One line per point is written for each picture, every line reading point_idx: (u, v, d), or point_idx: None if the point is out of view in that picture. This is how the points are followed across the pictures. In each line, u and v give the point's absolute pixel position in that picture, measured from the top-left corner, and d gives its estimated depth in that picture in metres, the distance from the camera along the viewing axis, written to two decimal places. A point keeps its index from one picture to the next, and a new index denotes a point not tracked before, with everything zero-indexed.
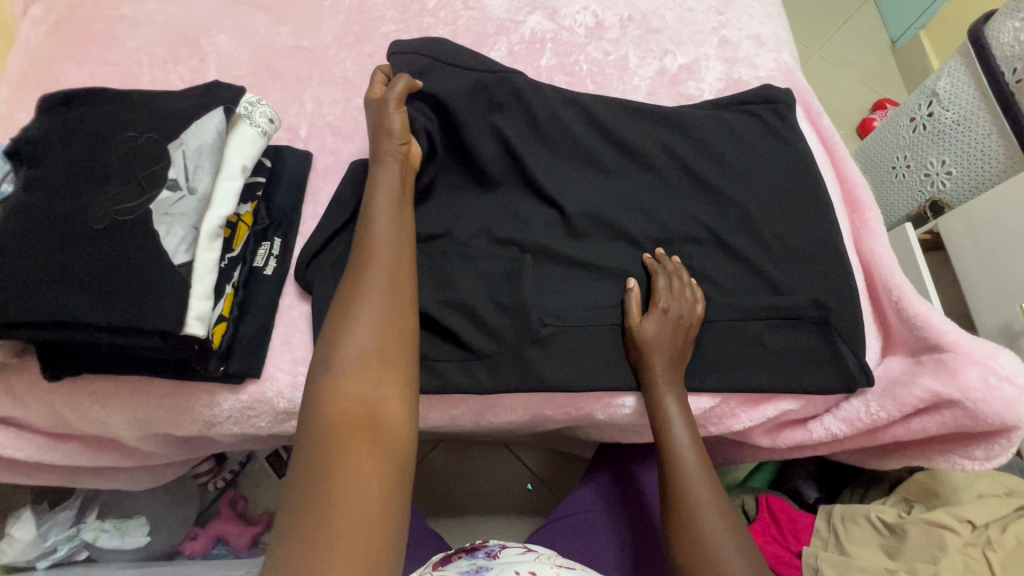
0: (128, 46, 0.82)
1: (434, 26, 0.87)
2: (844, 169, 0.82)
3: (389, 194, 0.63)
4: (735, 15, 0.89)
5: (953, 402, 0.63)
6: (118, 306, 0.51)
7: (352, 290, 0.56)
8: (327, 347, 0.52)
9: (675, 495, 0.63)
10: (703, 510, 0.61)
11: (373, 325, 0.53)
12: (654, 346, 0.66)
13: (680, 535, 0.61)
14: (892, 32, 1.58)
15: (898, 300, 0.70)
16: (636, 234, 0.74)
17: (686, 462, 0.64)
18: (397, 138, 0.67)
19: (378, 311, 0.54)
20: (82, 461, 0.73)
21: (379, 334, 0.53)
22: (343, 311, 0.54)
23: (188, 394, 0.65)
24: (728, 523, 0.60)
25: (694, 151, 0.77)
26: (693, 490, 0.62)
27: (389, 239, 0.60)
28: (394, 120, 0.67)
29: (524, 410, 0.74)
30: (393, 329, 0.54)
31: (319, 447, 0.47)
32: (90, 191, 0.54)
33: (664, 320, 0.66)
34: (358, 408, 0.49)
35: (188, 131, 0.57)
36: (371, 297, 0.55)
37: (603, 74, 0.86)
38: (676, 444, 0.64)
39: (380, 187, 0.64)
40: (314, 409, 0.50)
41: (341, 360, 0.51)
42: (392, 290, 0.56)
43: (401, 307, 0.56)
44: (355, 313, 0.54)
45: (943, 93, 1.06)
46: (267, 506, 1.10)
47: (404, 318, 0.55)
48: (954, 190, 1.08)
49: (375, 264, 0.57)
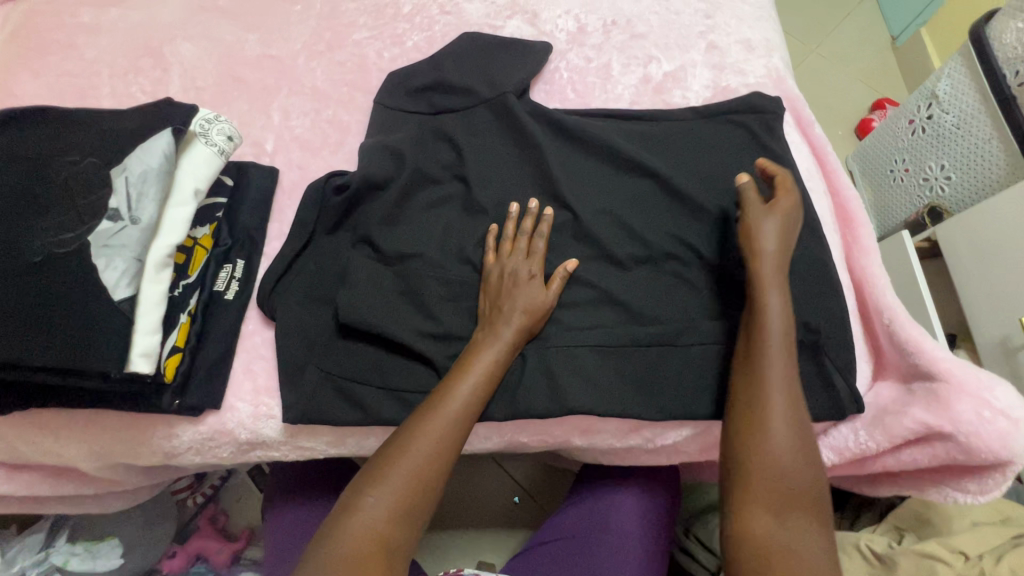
0: (88, 55, 0.79)
1: (409, 32, 0.83)
2: (836, 181, 0.78)
3: (488, 367, 0.62)
4: (724, 19, 0.85)
5: (945, 435, 0.59)
6: (58, 346, 0.48)
7: (410, 429, 0.59)
8: (351, 504, 0.56)
9: (753, 400, 0.56)
10: (776, 423, 0.54)
11: (398, 495, 0.56)
12: (767, 236, 0.61)
13: (744, 443, 0.55)
14: (894, 29, 1.53)
15: (890, 324, 0.66)
16: (617, 252, 0.71)
17: (773, 365, 0.56)
18: (516, 326, 0.63)
19: (407, 482, 0.56)
20: (41, 491, 0.71)
21: (414, 481, 0.56)
22: (377, 473, 0.57)
23: (145, 425, 0.63)
24: (802, 449, 0.54)
25: (679, 164, 0.74)
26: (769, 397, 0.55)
27: (463, 402, 0.60)
28: (517, 321, 0.64)
29: (499, 438, 0.72)
30: (429, 477, 0.57)
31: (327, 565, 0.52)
32: (26, 222, 0.50)
33: (787, 216, 0.63)
34: (374, 552, 0.53)
35: (132, 156, 0.53)
36: (418, 445, 0.58)
37: (584, 83, 0.83)
38: (771, 344, 0.56)
39: (479, 358, 0.62)
40: (337, 525, 0.55)
41: (384, 485, 0.56)
42: (442, 444, 0.58)
43: (435, 481, 0.58)
44: (388, 478, 0.56)
45: (943, 95, 1.03)
46: (248, 522, 1.09)
47: (430, 490, 0.57)
48: (954, 196, 1.04)
49: (437, 416, 0.59)
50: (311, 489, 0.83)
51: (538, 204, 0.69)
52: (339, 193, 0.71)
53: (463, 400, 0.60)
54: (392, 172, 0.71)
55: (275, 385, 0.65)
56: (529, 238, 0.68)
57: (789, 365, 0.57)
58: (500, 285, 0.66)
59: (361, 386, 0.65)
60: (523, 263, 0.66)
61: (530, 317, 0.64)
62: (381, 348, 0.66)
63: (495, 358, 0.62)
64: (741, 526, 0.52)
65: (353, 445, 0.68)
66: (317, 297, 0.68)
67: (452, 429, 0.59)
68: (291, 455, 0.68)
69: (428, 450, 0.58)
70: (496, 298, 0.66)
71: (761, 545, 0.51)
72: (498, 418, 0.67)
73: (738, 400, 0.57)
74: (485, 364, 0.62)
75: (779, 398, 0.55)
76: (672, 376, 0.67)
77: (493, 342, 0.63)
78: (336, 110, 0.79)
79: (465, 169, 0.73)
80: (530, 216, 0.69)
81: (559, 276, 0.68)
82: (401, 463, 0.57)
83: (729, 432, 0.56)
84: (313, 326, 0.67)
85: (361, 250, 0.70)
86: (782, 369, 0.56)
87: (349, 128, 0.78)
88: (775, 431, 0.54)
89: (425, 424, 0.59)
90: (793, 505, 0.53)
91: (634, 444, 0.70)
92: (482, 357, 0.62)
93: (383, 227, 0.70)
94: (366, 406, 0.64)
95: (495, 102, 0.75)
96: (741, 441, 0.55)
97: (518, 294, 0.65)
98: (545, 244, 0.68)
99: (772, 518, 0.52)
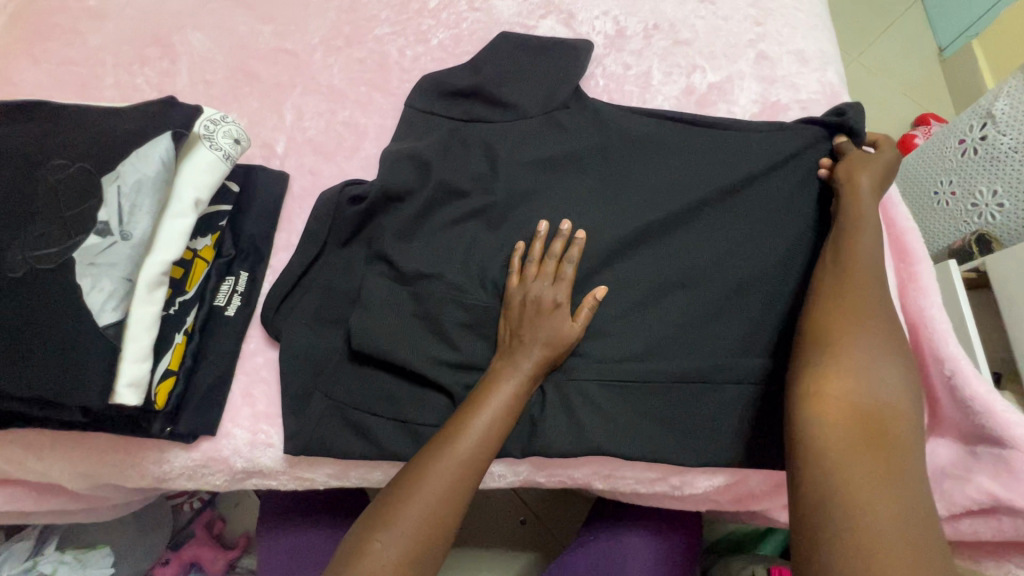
0: (92, 43, 0.74)
1: (434, 29, 0.77)
2: (892, 211, 0.71)
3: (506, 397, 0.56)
4: (776, 27, 0.78)
5: (1015, 510, 0.54)
6: (35, 375, 0.43)
7: (425, 458, 0.54)
8: (355, 552, 0.50)
9: (840, 294, 0.53)
10: (866, 316, 0.51)
11: (409, 542, 0.50)
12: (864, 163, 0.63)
13: (827, 332, 0.51)
14: (941, 39, 1.44)
15: (952, 376, 0.59)
16: (652, 279, 0.65)
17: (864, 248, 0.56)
18: (539, 352, 0.58)
19: (420, 525, 0.51)
20: (25, 506, 0.67)
21: (429, 512, 0.51)
22: (385, 516, 0.51)
23: (135, 449, 0.58)
24: (895, 347, 0.50)
25: (733, 181, 0.66)
26: (859, 295, 0.53)
27: (481, 435, 0.54)
28: (536, 351, 0.58)
29: (514, 476, 0.66)
30: (444, 504, 0.52)
31: None
32: (7, 233, 0.45)
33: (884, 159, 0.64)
34: None
35: (126, 163, 0.48)
36: (433, 478, 0.52)
37: (621, 91, 0.76)
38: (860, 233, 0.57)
39: (496, 390, 0.56)
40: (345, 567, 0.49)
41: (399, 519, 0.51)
42: (457, 476, 0.53)
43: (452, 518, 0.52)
44: (397, 522, 0.50)
45: (1000, 115, 0.95)
46: (245, 528, 1.04)
47: (443, 525, 0.52)
48: (1006, 224, 0.95)
49: (457, 444, 0.54)
50: (307, 509, 0.77)
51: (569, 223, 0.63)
52: (354, 203, 0.65)
53: (480, 436, 0.54)
54: (413, 182, 0.66)
55: (275, 411, 0.60)
56: (557, 262, 0.62)
57: (876, 268, 0.55)
58: (521, 314, 0.60)
59: (370, 416, 0.59)
60: (549, 289, 0.60)
61: (548, 352, 0.58)
62: (392, 374, 0.61)
63: (513, 393, 0.56)
64: (818, 404, 0.48)
65: (357, 478, 0.63)
66: (324, 317, 0.62)
67: (469, 464, 0.54)
68: (289, 485, 0.63)
69: (438, 492, 0.52)
70: (518, 323, 0.60)
71: (843, 427, 0.46)
72: (515, 455, 0.62)
73: (819, 298, 0.55)
74: (502, 398, 0.56)
75: (869, 293, 0.53)
76: (704, 422, 0.61)
77: (513, 370, 0.57)
78: (353, 112, 0.73)
79: (493, 182, 0.67)
80: (561, 237, 0.63)
81: (589, 304, 0.61)
82: (413, 505, 0.51)
83: (811, 325, 0.53)
84: (318, 349, 0.61)
85: (375, 267, 0.64)
86: (872, 272, 0.54)
87: (366, 132, 0.72)
88: (865, 322, 0.51)
89: (440, 458, 0.53)
90: (881, 392, 0.48)
91: (660, 490, 0.65)
92: (501, 381, 0.57)
93: (399, 243, 0.64)
94: (374, 439, 0.59)
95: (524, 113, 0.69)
96: (820, 330, 0.52)
97: (542, 325, 0.59)
98: (574, 270, 0.62)
99: (858, 399, 0.47)
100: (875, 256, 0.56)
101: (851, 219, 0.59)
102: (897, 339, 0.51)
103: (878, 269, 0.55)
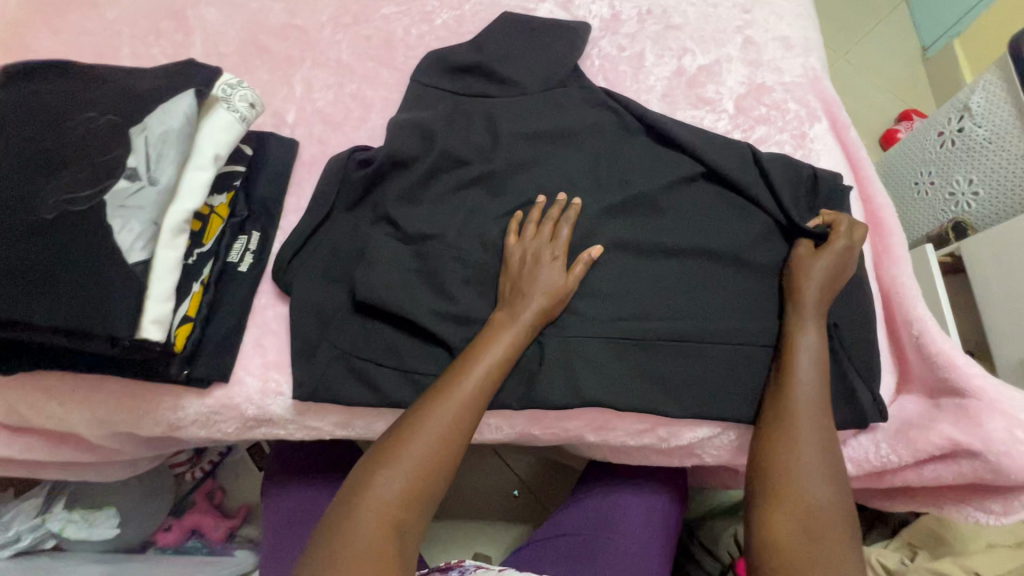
0: (108, 15, 0.77)
1: (438, 9, 0.81)
2: (869, 187, 0.75)
3: (505, 347, 0.60)
4: (762, 14, 0.82)
5: (973, 453, 0.57)
6: (68, 306, 0.46)
7: (432, 396, 0.57)
8: (363, 478, 0.54)
9: (778, 428, 0.59)
10: (803, 453, 0.57)
11: (410, 476, 0.53)
12: (813, 272, 0.64)
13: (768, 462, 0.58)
14: (925, 39, 1.50)
15: (920, 335, 0.64)
16: (645, 243, 0.68)
17: (805, 376, 0.60)
18: (535, 305, 0.61)
19: (422, 456, 0.54)
20: (40, 456, 0.70)
21: (434, 449, 0.55)
22: (391, 447, 0.55)
23: (152, 395, 0.61)
24: (829, 478, 0.56)
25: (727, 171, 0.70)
26: (800, 430, 0.58)
27: (481, 380, 0.58)
28: (530, 307, 0.61)
29: (509, 429, 0.70)
30: (445, 441, 0.55)
31: (343, 533, 0.51)
32: (42, 178, 0.48)
33: (832, 259, 0.64)
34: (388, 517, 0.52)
35: (153, 115, 0.51)
36: (437, 416, 0.56)
37: (615, 72, 0.80)
38: (801, 356, 0.61)
39: (496, 340, 0.60)
40: (357, 488, 0.53)
41: (408, 449, 0.54)
42: (457, 420, 0.56)
43: (449, 458, 0.55)
44: (401, 461, 0.54)
45: (976, 108, 0.98)
46: (245, 499, 1.09)
47: (444, 476, 0.55)
48: (980, 212, 1.01)
49: (459, 385, 0.57)
50: (312, 472, 0.81)
51: (563, 193, 0.68)
52: (362, 167, 0.69)
53: (481, 376, 0.58)
54: (419, 151, 0.69)
55: (285, 362, 0.63)
56: (554, 224, 0.66)
57: (816, 395, 0.59)
58: (518, 268, 0.64)
59: (375, 365, 0.63)
60: (547, 246, 0.64)
61: (541, 310, 0.62)
62: (394, 328, 0.64)
63: (513, 342, 0.60)
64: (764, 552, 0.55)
65: (361, 428, 0.66)
66: (334, 275, 0.66)
67: (471, 402, 0.57)
68: (297, 434, 0.66)
69: (438, 434, 0.55)
70: (516, 283, 0.63)
71: (782, 556, 0.54)
72: (512, 407, 0.65)
73: (764, 425, 0.61)
74: (502, 346, 0.60)
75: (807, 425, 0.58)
76: (697, 376, 0.65)
77: (510, 320, 0.61)
78: (360, 85, 0.77)
79: (494, 152, 0.71)
80: (558, 203, 0.67)
81: (581, 261, 0.65)
82: (420, 436, 0.55)
83: (757, 454, 0.60)
84: (325, 303, 0.65)
85: (381, 229, 0.67)
86: (811, 409, 0.59)
87: (372, 104, 0.76)
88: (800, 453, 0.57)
89: (446, 398, 0.57)
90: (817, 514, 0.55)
91: (648, 443, 0.69)
92: (501, 331, 0.60)
93: (402, 206, 0.68)
94: (378, 387, 0.62)
95: (523, 91, 0.73)
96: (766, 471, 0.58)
97: (539, 275, 0.63)
98: (569, 232, 0.66)
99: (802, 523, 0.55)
100: (817, 394, 0.59)
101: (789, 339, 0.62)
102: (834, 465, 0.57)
103: (817, 409, 0.58)
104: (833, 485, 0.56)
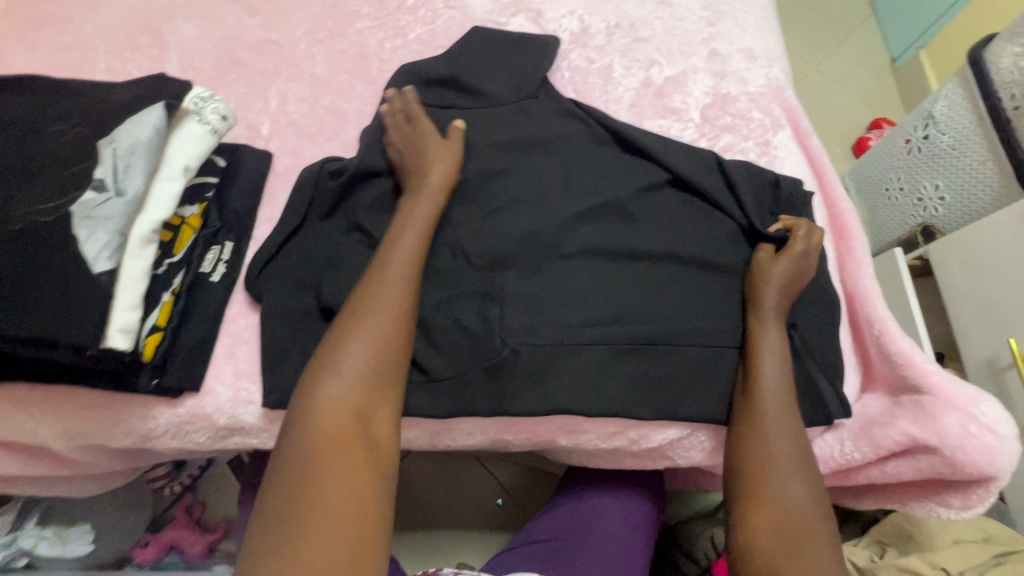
0: (84, 30, 0.78)
1: (412, 24, 0.83)
2: (832, 193, 0.77)
3: (419, 222, 0.62)
4: (727, 27, 0.85)
5: (931, 448, 0.59)
6: (32, 316, 0.47)
7: (362, 293, 0.57)
8: (308, 387, 0.52)
9: (748, 421, 0.61)
10: (773, 445, 0.59)
11: (358, 372, 0.53)
12: (775, 275, 0.65)
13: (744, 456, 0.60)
14: (892, 50, 1.55)
15: (880, 335, 0.66)
16: (615, 248, 0.70)
17: (769, 372, 0.62)
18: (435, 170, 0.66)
19: (367, 351, 0.54)
20: (9, 470, 0.69)
21: (378, 348, 0.54)
22: (331, 351, 0.54)
23: (122, 406, 0.61)
24: (801, 465, 0.58)
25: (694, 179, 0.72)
26: (768, 427, 0.60)
27: (408, 262, 0.59)
28: (432, 176, 0.65)
29: (482, 435, 0.71)
30: (385, 333, 0.55)
31: (304, 454, 0.49)
32: (9, 190, 0.49)
33: (791, 260, 0.66)
34: (344, 415, 0.51)
35: (121, 128, 0.52)
36: (375, 311, 0.56)
37: (585, 83, 0.83)
38: (766, 353, 0.62)
39: (410, 218, 0.62)
40: (304, 403, 0.52)
41: (348, 348, 0.54)
42: (396, 309, 0.56)
43: (395, 349, 0.55)
44: (342, 360, 0.53)
45: (940, 117, 1.01)
46: (224, 514, 1.08)
47: (393, 367, 0.55)
48: (947, 217, 1.04)
49: (388, 270, 0.58)
50: None
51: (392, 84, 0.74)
52: (334, 177, 0.70)
53: (408, 258, 0.59)
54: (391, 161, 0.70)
55: (257, 370, 0.64)
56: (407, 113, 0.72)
57: (780, 390, 0.61)
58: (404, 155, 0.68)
59: None
60: (415, 129, 0.69)
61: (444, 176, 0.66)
62: None
63: (425, 213, 0.63)
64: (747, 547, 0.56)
65: None
66: (304, 283, 0.66)
67: (406, 288, 0.57)
68: (269, 444, 0.66)
69: (381, 330, 0.55)
70: (413, 169, 0.67)
71: (766, 552, 0.55)
72: (483, 413, 0.65)
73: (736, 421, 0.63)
74: (416, 225, 0.62)
75: (775, 417, 0.60)
76: (666, 378, 0.66)
77: (415, 202, 0.64)
78: (334, 98, 0.78)
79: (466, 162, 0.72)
80: (399, 97, 0.73)
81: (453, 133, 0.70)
82: (359, 331, 0.54)
83: (733, 449, 0.62)
84: (295, 311, 0.65)
85: (352, 237, 0.68)
86: (779, 402, 0.60)
87: (346, 116, 0.77)
88: (771, 445, 0.59)
89: (380, 291, 0.57)
90: (796, 507, 0.56)
91: (619, 445, 0.69)
92: (411, 214, 0.63)
93: (374, 215, 0.68)
94: None
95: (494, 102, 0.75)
96: (744, 464, 0.60)
97: (423, 151, 0.67)
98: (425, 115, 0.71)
99: (781, 516, 0.56)
100: (781, 389, 0.61)
101: (752, 340, 0.64)
102: (803, 459, 0.59)
103: (785, 405, 0.60)
104: (807, 474, 0.58)
